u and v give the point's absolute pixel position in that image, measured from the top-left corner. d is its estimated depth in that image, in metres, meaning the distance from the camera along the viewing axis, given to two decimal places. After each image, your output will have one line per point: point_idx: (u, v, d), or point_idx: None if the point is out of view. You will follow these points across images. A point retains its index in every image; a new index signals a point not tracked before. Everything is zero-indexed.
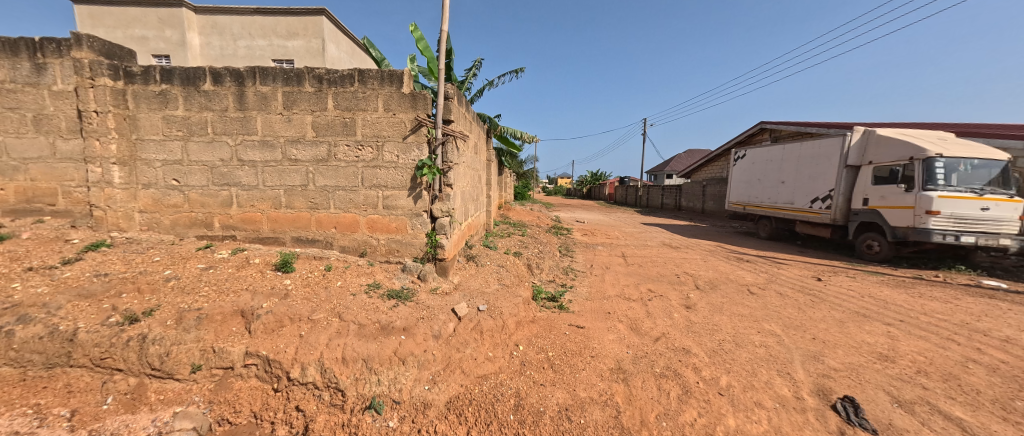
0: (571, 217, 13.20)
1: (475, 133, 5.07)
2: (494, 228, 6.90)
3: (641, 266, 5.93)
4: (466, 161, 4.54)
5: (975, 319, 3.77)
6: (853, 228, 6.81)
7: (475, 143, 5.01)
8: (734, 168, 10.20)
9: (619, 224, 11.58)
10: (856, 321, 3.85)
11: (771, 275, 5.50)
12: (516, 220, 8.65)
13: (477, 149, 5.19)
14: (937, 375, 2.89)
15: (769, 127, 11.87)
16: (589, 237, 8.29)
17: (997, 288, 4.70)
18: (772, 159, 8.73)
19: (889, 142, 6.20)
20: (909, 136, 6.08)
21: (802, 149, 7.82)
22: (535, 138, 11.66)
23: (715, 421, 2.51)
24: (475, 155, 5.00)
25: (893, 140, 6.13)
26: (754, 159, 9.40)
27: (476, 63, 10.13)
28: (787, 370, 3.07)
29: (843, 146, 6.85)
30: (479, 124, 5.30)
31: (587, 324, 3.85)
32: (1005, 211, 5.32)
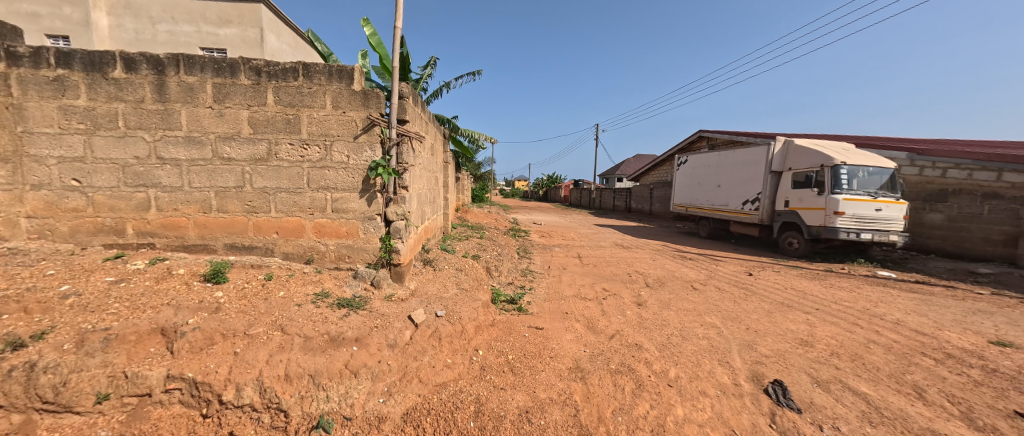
0: (529, 219, 13.40)
1: (431, 135, 4.95)
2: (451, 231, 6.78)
3: (595, 266, 6.15)
4: (422, 163, 4.42)
5: (873, 305, 4.37)
6: (777, 227, 7.62)
7: (431, 144, 4.90)
8: (678, 173, 10.99)
9: (576, 226, 11.94)
10: (782, 311, 4.30)
11: (711, 271, 5.97)
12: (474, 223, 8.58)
13: (433, 150, 5.08)
14: (847, 356, 3.31)
15: (708, 135, 12.95)
16: (546, 239, 8.45)
17: (889, 277, 5.51)
18: (710, 165, 9.51)
19: (804, 151, 7.05)
20: (819, 146, 6.95)
21: (735, 156, 8.62)
22: (492, 141, 11.70)
23: (666, 412, 2.66)
24: (431, 156, 4.89)
25: (808, 149, 6.97)
26: (695, 164, 10.19)
27: (432, 63, 9.94)
28: (726, 359, 3.33)
29: (768, 154, 7.66)
30: (436, 125, 5.20)
31: (545, 325, 3.89)
32: (894, 212, 6.23)
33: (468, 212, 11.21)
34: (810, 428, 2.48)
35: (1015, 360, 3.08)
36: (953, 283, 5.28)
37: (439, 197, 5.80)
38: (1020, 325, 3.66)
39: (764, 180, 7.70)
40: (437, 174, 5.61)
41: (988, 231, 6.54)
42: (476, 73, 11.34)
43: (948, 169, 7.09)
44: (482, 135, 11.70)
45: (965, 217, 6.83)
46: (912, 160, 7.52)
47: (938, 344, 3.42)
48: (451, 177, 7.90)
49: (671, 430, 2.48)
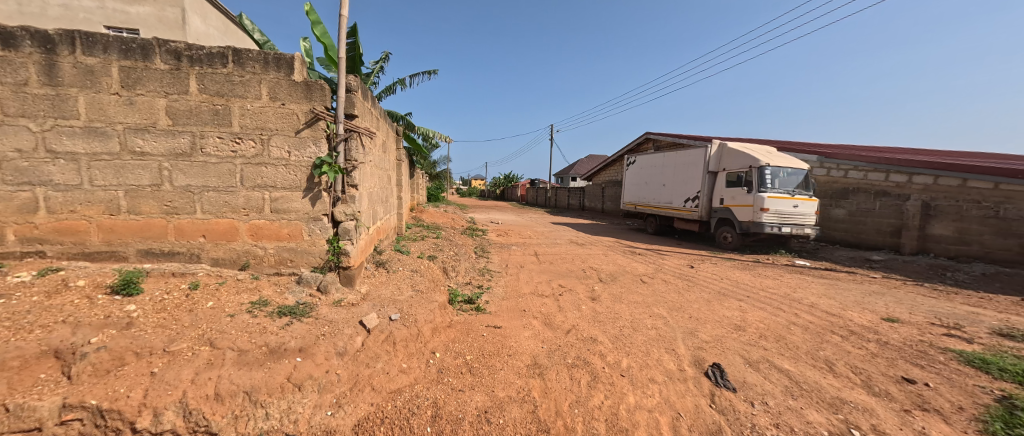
0: (487, 218, 13.36)
1: (383, 131, 4.75)
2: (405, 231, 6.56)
3: (552, 263, 6.29)
4: (373, 160, 4.21)
5: (794, 290, 4.93)
6: (714, 223, 8.32)
7: (383, 141, 4.70)
8: (627, 172, 11.57)
9: (533, 224, 12.11)
10: (719, 300, 4.69)
11: (657, 265, 6.37)
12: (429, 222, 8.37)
13: (385, 148, 4.88)
14: (774, 337, 3.69)
15: (655, 137, 13.81)
16: (504, 237, 8.50)
17: (806, 266, 6.24)
18: (655, 165, 10.12)
19: (735, 153, 7.77)
20: (747, 147, 7.66)
21: (677, 157, 9.27)
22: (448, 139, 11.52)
23: (619, 401, 2.78)
24: (383, 154, 4.68)
25: (738, 151, 7.67)
26: (642, 165, 10.81)
27: (383, 57, 9.54)
28: (672, 347, 3.57)
29: (706, 155, 8.33)
30: (388, 120, 4.99)
31: (503, 324, 3.89)
32: (808, 209, 7.08)
33: (423, 211, 10.92)
34: (743, 405, 2.74)
35: (900, 333, 3.64)
36: (855, 269, 6.10)
37: (393, 196, 5.58)
38: (904, 303, 4.33)
39: (704, 180, 8.37)
40: (391, 171, 5.40)
41: (879, 224, 7.63)
42: (432, 72, 11.11)
43: (849, 170, 8.19)
44: (438, 134, 11.47)
45: (860, 212, 7.94)
46: (821, 162, 8.62)
47: (844, 322, 3.94)
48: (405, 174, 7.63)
49: (623, 418, 2.59)
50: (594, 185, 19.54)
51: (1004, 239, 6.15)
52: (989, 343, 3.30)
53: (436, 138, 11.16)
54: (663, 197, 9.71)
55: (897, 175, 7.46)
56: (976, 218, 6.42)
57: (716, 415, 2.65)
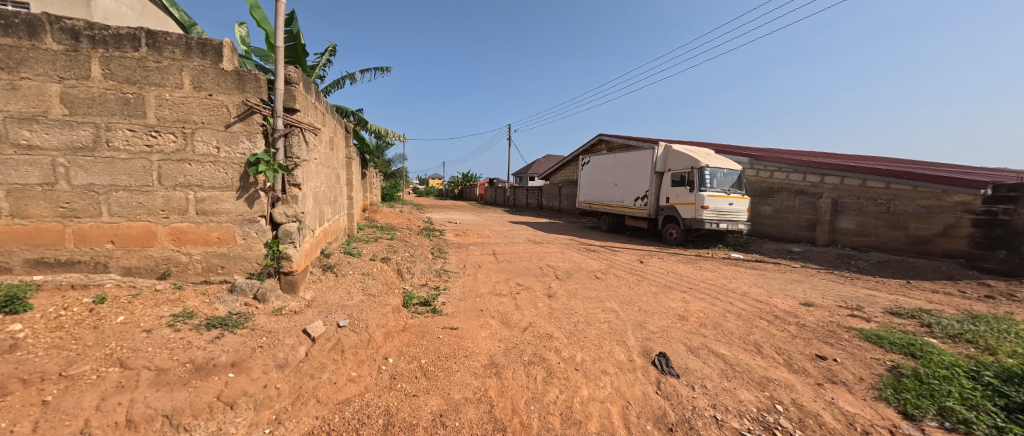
0: (444, 218, 13.13)
1: (330, 127, 4.50)
2: (357, 233, 6.26)
3: (510, 262, 6.32)
4: (318, 158, 3.97)
5: (730, 281, 5.39)
6: (661, 220, 8.86)
7: (330, 138, 4.46)
8: (582, 172, 11.95)
9: (491, 223, 12.10)
10: (665, 292, 5.00)
11: (610, 261, 6.65)
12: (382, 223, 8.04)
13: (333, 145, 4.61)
14: (712, 325, 4.00)
15: (608, 139, 14.42)
16: (462, 237, 8.40)
17: (740, 258, 6.84)
18: (608, 165, 10.56)
19: (678, 155, 8.32)
20: (689, 149, 8.24)
21: (628, 158, 9.74)
22: (402, 137, 11.16)
23: (573, 395, 2.85)
24: (330, 151, 4.43)
25: (681, 153, 8.22)
26: (596, 164, 11.21)
27: (330, 50, 9.03)
28: (623, 339, 3.74)
29: (653, 156, 8.84)
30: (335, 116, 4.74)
31: (460, 325, 3.84)
32: (741, 206, 7.79)
33: (376, 211, 10.46)
34: (685, 389, 2.95)
35: (815, 315, 4.12)
36: (780, 260, 6.79)
37: (342, 196, 5.30)
38: (819, 289, 4.91)
39: (652, 180, 8.88)
40: (339, 170, 5.12)
41: (799, 220, 8.54)
42: (385, 69, 10.72)
43: (774, 172, 9.09)
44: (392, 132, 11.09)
45: (784, 209, 8.84)
46: (752, 164, 9.52)
47: (771, 308, 4.37)
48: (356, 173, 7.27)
49: (577, 410, 2.66)
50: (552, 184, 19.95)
51: (892, 231, 7.05)
52: (883, 321, 3.83)
53: (390, 137, 10.78)
54: (616, 196, 10.15)
55: (813, 175, 8.39)
56: (873, 213, 7.31)
57: (662, 401, 2.82)
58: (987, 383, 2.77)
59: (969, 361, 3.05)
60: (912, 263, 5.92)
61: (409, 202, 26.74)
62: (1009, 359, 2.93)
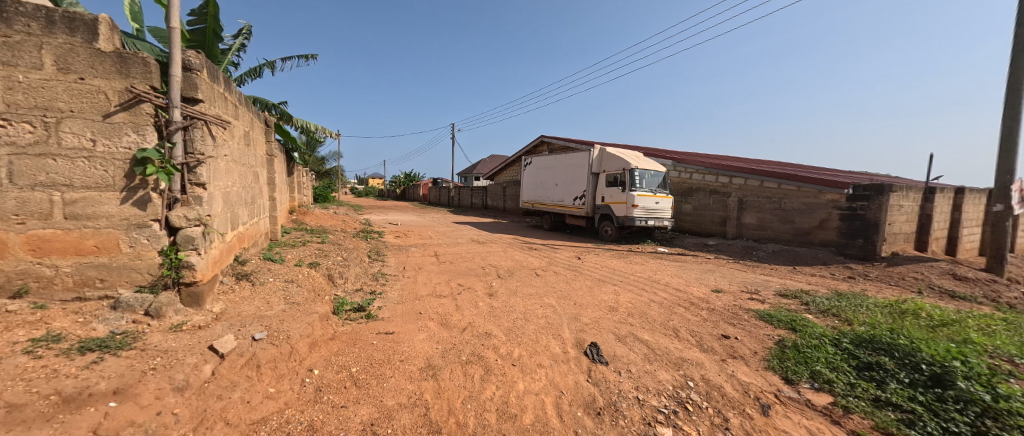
0: (385, 220, 12.58)
1: (241, 120, 4.10)
2: (282, 237, 5.77)
3: (451, 262, 6.26)
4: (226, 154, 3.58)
5: (655, 273, 5.90)
6: (597, 218, 9.40)
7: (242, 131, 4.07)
8: (525, 172, 12.21)
9: (435, 224, 11.86)
10: (599, 286, 5.32)
11: (550, 258, 6.90)
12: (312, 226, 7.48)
13: (246, 139, 4.19)
14: (639, 314, 4.34)
15: (549, 141, 14.93)
16: (402, 239, 8.14)
17: (664, 252, 7.52)
18: (548, 166, 10.92)
19: (611, 157, 8.89)
20: (621, 151, 8.84)
21: (567, 159, 10.16)
22: (333, 133, 10.50)
23: (509, 389, 2.92)
24: (242, 147, 4.02)
25: (614, 155, 8.79)
26: (537, 165, 11.52)
27: (245, 33, 8.20)
28: (558, 332, 3.90)
29: (589, 158, 9.33)
30: (247, 107, 4.33)
31: (397, 329, 3.71)
32: (665, 205, 8.59)
33: (305, 213, 9.68)
34: (613, 375, 3.17)
35: (722, 300, 4.67)
36: (698, 252, 7.60)
37: (261, 196, 4.84)
38: (727, 277, 5.57)
39: (590, 180, 9.39)
40: (257, 167, 4.68)
41: (712, 217, 9.56)
42: (310, 57, 10.00)
43: (693, 173, 10.14)
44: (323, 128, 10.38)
45: (702, 207, 9.84)
46: (675, 166, 10.54)
47: (690, 296, 4.86)
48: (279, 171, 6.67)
49: (513, 405, 2.72)
50: (499, 184, 20.05)
51: (783, 225, 8.11)
52: (774, 302, 4.47)
53: (319, 133, 10.09)
54: (557, 196, 10.54)
55: (724, 176, 9.41)
56: (769, 210, 8.35)
57: (592, 387, 2.99)
58: (845, 348, 3.39)
59: (833, 331, 3.69)
60: (798, 251, 6.97)
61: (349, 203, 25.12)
62: (861, 327, 3.59)
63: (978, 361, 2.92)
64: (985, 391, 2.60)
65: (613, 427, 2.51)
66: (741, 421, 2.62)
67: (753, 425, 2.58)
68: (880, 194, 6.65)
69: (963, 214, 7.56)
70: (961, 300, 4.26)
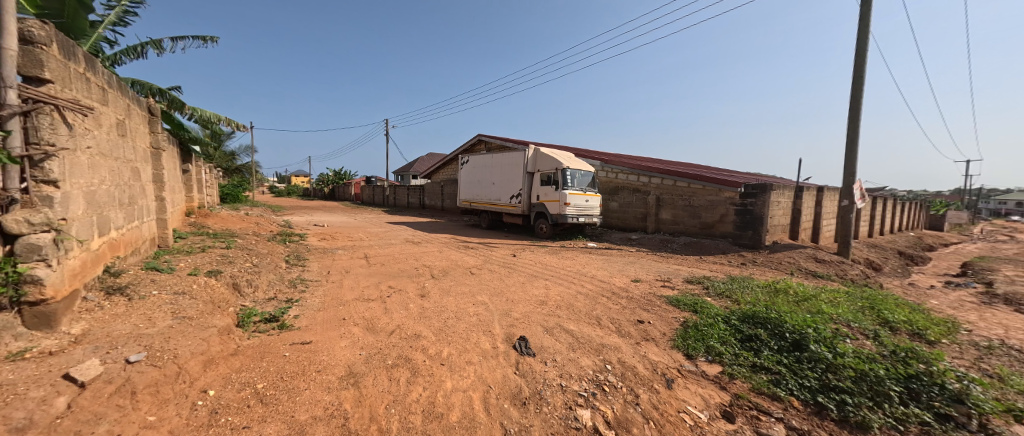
0: (309, 221, 11.58)
1: (110, 106, 3.50)
2: (174, 244, 5.04)
3: (383, 264, 6.01)
4: (84, 146, 3.02)
5: (584, 266, 6.28)
6: (532, 216, 9.70)
7: (111, 120, 3.48)
8: (462, 171, 12.12)
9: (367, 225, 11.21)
10: (531, 281, 5.51)
11: (486, 257, 6.95)
12: (215, 229, 6.61)
13: (116, 129, 3.59)
14: (566, 306, 4.58)
15: (488, 140, 15.03)
16: (329, 241, 7.59)
17: (593, 247, 8.03)
18: (485, 165, 10.98)
19: (544, 157, 9.23)
20: (554, 152, 9.22)
21: (503, 158, 10.31)
22: (241, 125, 9.42)
23: (436, 389, 2.89)
24: (108, 137, 3.43)
25: (547, 155, 9.15)
26: (474, 164, 11.50)
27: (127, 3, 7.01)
28: (489, 329, 3.96)
29: (524, 158, 9.58)
30: (120, 91, 3.70)
31: (315, 337, 3.47)
32: (593, 203, 9.22)
33: (207, 215, 8.48)
34: (540, 365, 3.31)
35: (639, 289, 5.13)
36: (623, 246, 8.26)
37: (142, 195, 4.18)
38: (646, 268, 6.14)
39: (526, 180, 9.64)
40: (134, 162, 4.03)
41: (635, 213, 10.36)
42: (211, 39, 8.90)
43: (619, 173, 11.10)
44: (229, 118, 9.25)
45: (626, 204, 10.62)
46: (603, 166, 11.40)
47: (612, 286, 5.27)
48: (168, 167, 5.80)
49: (439, 404, 2.70)
50: (438, 182, 19.53)
51: (692, 219, 9.07)
52: (682, 288, 5.04)
53: (222, 124, 8.96)
54: (494, 195, 10.66)
55: (645, 176, 10.52)
56: (681, 206, 9.29)
57: (519, 379, 3.10)
58: (734, 323, 3.95)
59: (726, 310, 4.27)
60: (703, 243, 7.93)
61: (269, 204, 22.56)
62: (745, 305, 4.20)
63: (825, 327, 3.62)
64: (828, 351, 3.26)
65: (537, 415, 2.62)
66: (649, 396, 2.92)
67: (658, 399, 2.89)
68: (764, 192, 7.79)
69: (825, 209, 9.26)
70: (815, 278, 5.31)
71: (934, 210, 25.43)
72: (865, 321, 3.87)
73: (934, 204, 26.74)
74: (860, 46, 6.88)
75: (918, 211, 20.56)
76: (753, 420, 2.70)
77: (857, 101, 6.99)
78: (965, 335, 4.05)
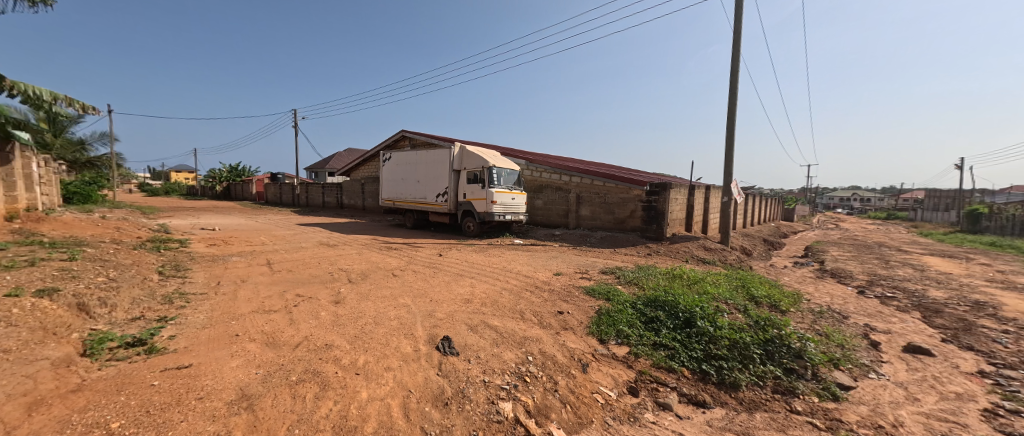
0: (194, 225, 9.85)
1: None
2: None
3: (289, 271, 5.41)
4: None
5: (509, 263, 6.46)
6: (459, 214, 9.63)
7: None
8: (384, 168, 11.50)
9: (272, 228, 9.91)
10: (457, 279, 5.48)
11: (410, 258, 6.70)
12: (51, 237, 5.22)
13: None
14: (490, 303, 4.65)
15: (412, 136, 14.49)
16: (220, 247, 6.57)
17: (518, 243, 8.29)
18: (410, 162, 10.57)
19: (470, 155, 9.23)
20: (480, 150, 9.26)
21: (428, 156, 10.03)
22: (92, 107, 7.59)
23: (350, 401, 2.64)
24: None
25: (473, 153, 9.16)
26: (397, 161, 11.00)
27: None
28: (411, 331, 3.83)
29: (450, 156, 9.46)
30: None
31: (196, 360, 2.96)
32: (519, 201, 9.53)
33: (38, 221, 6.63)
34: (462, 363, 3.30)
35: (560, 281, 5.45)
36: (546, 242, 8.70)
37: None
38: (567, 262, 6.54)
39: (452, 178, 9.52)
40: None
41: (558, 210, 10.95)
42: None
43: (542, 173, 11.58)
44: (71, 98, 7.37)
45: (550, 202, 11.15)
46: (528, 166, 11.79)
47: (535, 281, 5.50)
48: None
49: (353, 417, 2.46)
50: (359, 180, 18.13)
51: (607, 215, 9.91)
52: (598, 278, 5.48)
53: (61, 104, 7.09)
54: (420, 193, 10.32)
55: (566, 176, 11.15)
56: (597, 203, 10.09)
57: (441, 380, 3.03)
58: (639, 308, 4.42)
59: (633, 296, 4.76)
60: (617, 237, 8.73)
61: (138, 205, 18.48)
62: (648, 291, 4.74)
63: (709, 305, 4.25)
64: (711, 325, 3.83)
65: (459, 414, 2.59)
66: (567, 381, 3.10)
67: (575, 383, 3.08)
68: (664, 190, 8.87)
69: (712, 205, 10.95)
70: (699, 263, 6.23)
71: (789, 205, 31.78)
72: (737, 297, 4.65)
73: (787, 199, 33.36)
74: (733, 69, 8.18)
75: (776, 206, 25.58)
76: (653, 392, 3.07)
77: (732, 115, 8.34)
78: (805, 304, 5.13)
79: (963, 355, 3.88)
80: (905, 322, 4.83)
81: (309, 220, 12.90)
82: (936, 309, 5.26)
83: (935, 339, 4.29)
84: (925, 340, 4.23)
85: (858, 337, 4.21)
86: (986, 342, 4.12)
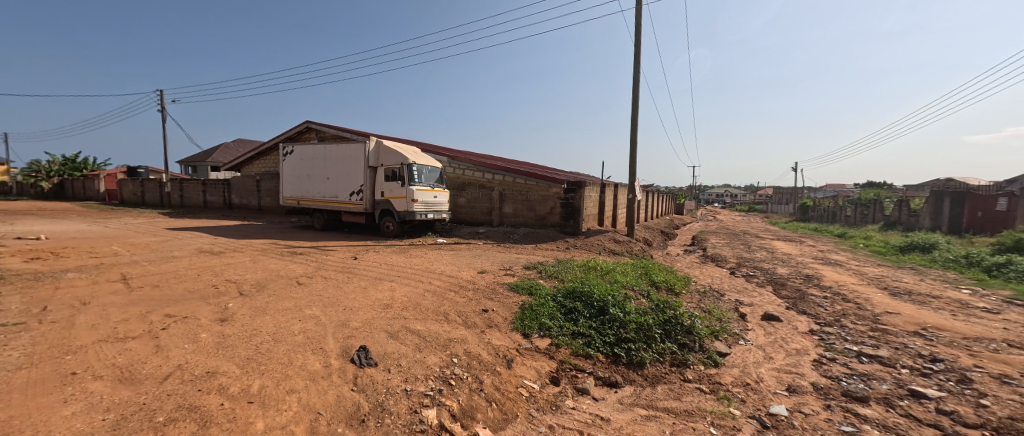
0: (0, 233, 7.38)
1: None
2: None
3: (158, 286, 4.44)
4: None
5: (433, 263, 6.29)
6: (377, 214, 9.01)
7: None
8: (286, 163, 10.17)
9: (132, 234, 7.98)
10: (374, 284, 5.13)
11: (320, 263, 6.04)
12: None
13: None
14: (412, 306, 4.45)
15: (320, 128, 13.09)
16: (48, 262, 5.07)
17: (442, 243, 8.12)
18: (317, 157, 9.51)
19: (388, 151, 8.69)
20: (399, 146, 8.78)
21: (340, 150, 9.16)
22: None
23: (242, 434, 2.24)
24: None
25: (390, 149, 8.64)
26: (301, 155, 9.81)
27: None
28: (319, 346, 3.45)
29: (365, 151, 8.77)
30: None
31: (3, 415, 2.21)
32: (442, 199, 9.33)
33: None
34: (381, 374, 3.09)
35: (485, 279, 5.48)
36: (470, 240, 8.69)
37: None
38: (491, 259, 6.62)
39: (367, 174, 8.86)
40: None
41: (482, 208, 11.02)
42: None
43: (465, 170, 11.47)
44: None
45: (474, 200, 11.15)
46: (451, 163, 11.57)
47: (460, 280, 5.44)
48: None
49: None
50: (256, 176, 15.73)
51: (529, 212, 10.30)
52: (522, 274, 5.66)
53: None
54: (330, 191, 9.38)
55: (488, 173, 11.22)
56: (520, 201, 10.42)
57: (357, 395, 2.79)
58: (559, 300, 4.68)
59: (555, 288, 5.04)
60: (539, 233, 9.12)
61: None
62: (568, 283, 5.06)
63: (619, 292, 4.72)
64: (620, 311, 4.24)
65: (377, 429, 2.41)
66: (492, 379, 3.13)
67: (500, 380, 3.13)
68: (579, 188, 9.61)
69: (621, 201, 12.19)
70: (608, 255, 6.87)
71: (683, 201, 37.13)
72: (641, 283, 5.26)
73: (681, 195, 38.94)
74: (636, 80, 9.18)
75: (671, 202, 29.73)
76: (572, 379, 3.28)
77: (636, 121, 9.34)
78: (693, 285, 6.03)
79: (800, 318, 4.97)
80: (762, 295, 6.00)
81: (185, 224, 10.69)
82: (782, 282, 6.66)
83: (782, 307, 5.41)
84: (776, 308, 5.32)
85: (731, 310, 5.10)
86: (814, 307, 5.35)
